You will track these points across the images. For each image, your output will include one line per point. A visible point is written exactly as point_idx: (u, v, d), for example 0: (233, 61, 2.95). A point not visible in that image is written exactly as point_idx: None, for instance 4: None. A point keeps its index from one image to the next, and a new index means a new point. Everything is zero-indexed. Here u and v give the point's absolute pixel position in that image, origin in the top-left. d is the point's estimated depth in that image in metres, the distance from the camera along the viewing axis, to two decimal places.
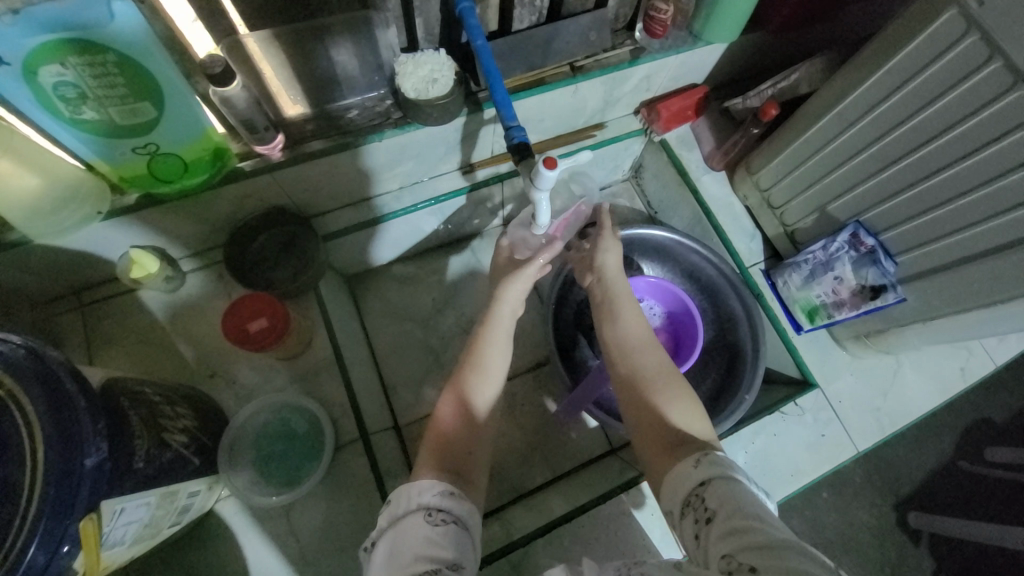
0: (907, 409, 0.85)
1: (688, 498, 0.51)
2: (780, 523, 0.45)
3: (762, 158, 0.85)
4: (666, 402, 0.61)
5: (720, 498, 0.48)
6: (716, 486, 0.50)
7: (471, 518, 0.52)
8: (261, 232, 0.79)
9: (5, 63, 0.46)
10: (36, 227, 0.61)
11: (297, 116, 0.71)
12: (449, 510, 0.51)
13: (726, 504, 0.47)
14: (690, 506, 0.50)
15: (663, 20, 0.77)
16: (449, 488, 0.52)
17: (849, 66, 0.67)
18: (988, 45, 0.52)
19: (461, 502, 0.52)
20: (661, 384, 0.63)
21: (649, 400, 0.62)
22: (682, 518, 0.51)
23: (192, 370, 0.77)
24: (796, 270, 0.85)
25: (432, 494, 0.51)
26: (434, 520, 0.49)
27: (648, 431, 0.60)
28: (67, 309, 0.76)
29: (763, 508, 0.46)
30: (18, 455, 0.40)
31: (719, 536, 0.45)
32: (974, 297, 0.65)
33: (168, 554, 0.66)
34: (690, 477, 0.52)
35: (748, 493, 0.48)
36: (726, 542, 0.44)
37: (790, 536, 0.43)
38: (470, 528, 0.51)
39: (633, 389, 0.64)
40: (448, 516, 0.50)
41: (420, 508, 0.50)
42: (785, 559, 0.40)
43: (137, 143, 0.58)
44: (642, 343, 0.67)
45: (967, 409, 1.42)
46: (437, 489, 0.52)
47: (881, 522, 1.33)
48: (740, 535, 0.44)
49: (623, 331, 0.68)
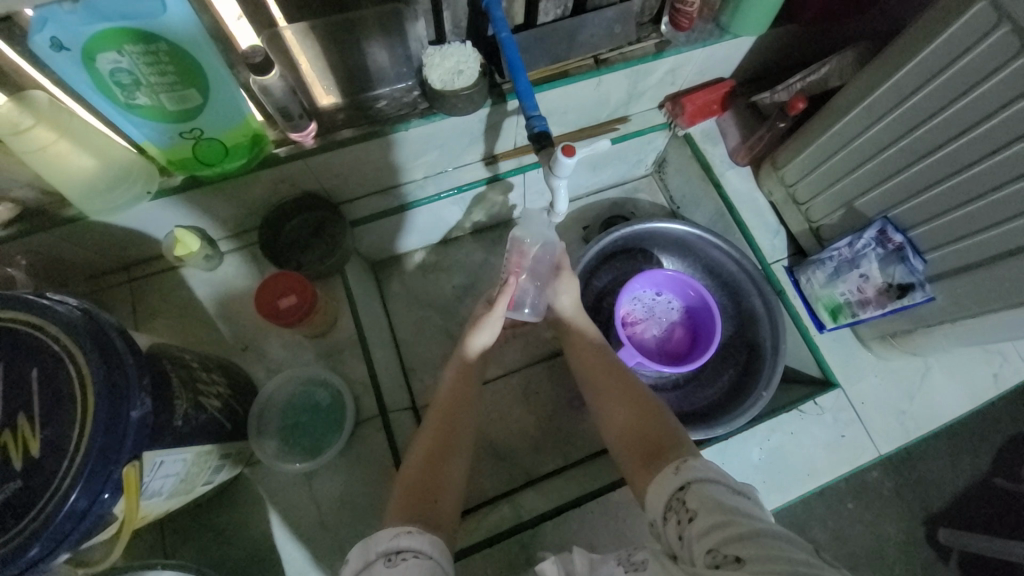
0: (934, 414, 0.82)
1: (670, 502, 0.52)
2: (758, 515, 0.48)
3: (788, 153, 0.84)
4: (649, 419, 0.64)
5: (701, 497, 0.50)
6: (696, 487, 0.51)
7: (437, 551, 0.52)
8: (293, 216, 0.83)
9: (68, 49, 0.51)
10: (94, 206, 0.66)
11: (330, 105, 0.74)
12: (408, 548, 0.51)
13: (707, 500, 0.49)
14: (672, 509, 0.51)
15: (689, 13, 0.77)
16: (404, 528, 0.53)
17: (879, 58, 0.66)
18: (1020, 36, 0.50)
19: (423, 536, 0.52)
20: (640, 405, 0.66)
21: (632, 420, 0.65)
22: (666, 522, 0.51)
23: (226, 343, 0.82)
24: (819, 267, 0.84)
25: (387, 540, 0.52)
26: (393, 563, 0.49)
27: (633, 450, 0.63)
28: (117, 283, 0.82)
29: (740, 501, 0.49)
30: (73, 405, 0.44)
31: (701, 532, 0.47)
32: (1005, 296, 0.63)
33: (200, 511, 0.71)
34: (671, 482, 0.53)
35: (725, 489, 0.50)
36: (708, 537, 0.46)
37: (765, 525, 0.46)
38: (438, 559, 0.52)
39: (617, 414, 0.68)
40: (408, 553, 0.50)
41: (378, 557, 0.50)
42: (766, 547, 0.43)
43: (183, 128, 0.63)
44: (620, 373, 0.72)
45: (1008, 423, 1.35)
46: (394, 532, 0.52)
47: (909, 535, 1.29)
48: (723, 529, 0.46)
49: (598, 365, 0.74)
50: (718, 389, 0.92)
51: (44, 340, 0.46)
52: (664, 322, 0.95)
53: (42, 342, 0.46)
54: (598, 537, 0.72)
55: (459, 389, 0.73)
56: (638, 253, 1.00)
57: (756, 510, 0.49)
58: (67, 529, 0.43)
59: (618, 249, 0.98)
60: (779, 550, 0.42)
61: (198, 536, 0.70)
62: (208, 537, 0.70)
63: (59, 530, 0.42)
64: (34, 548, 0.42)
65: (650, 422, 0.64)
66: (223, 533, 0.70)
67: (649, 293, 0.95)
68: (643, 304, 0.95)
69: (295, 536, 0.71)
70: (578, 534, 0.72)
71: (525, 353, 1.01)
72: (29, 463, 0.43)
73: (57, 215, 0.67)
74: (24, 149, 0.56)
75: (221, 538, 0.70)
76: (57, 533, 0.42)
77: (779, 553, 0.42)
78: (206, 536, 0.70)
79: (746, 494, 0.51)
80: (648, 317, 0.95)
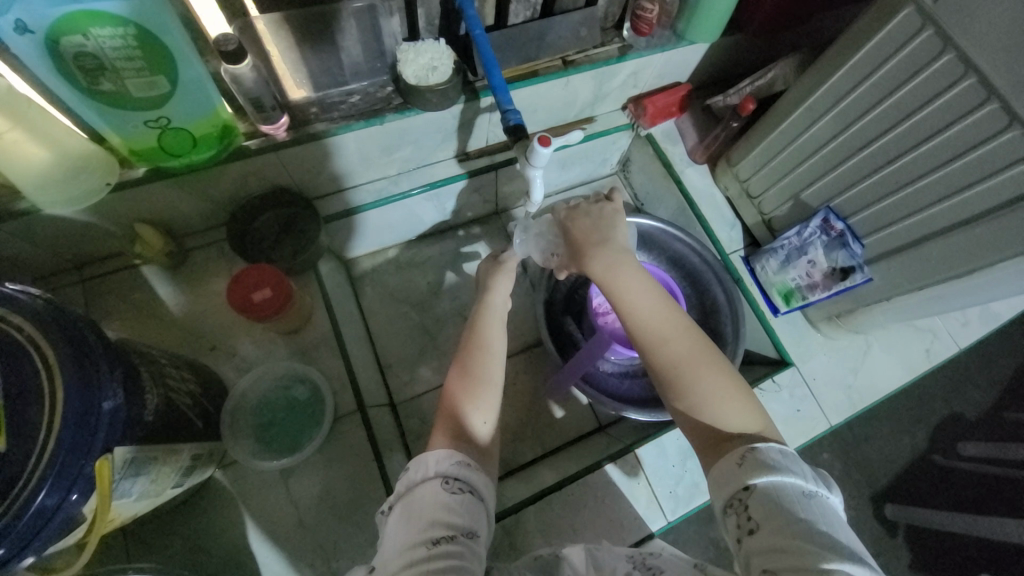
0: (877, 386, 0.90)
1: (730, 500, 0.50)
2: (829, 539, 0.44)
3: (741, 150, 0.91)
4: (705, 393, 0.58)
5: (768, 511, 0.47)
6: (764, 496, 0.48)
7: (486, 492, 0.52)
8: (262, 212, 0.81)
9: (32, 33, 0.48)
10: (47, 199, 0.63)
11: (301, 99, 0.73)
12: (466, 480, 0.51)
13: (774, 517, 0.46)
14: (732, 509, 0.50)
15: (649, 19, 0.82)
16: (464, 459, 0.52)
17: (817, 63, 0.73)
18: (941, 37, 0.58)
19: (478, 473, 0.52)
20: (693, 377, 0.58)
21: (687, 397, 0.58)
22: (725, 518, 0.50)
23: (192, 343, 0.79)
24: (772, 255, 0.90)
25: (448, 463, 0.51)
26: (451, 489, 0.49)
27: (690, 427, 0.59)
28: (69, 283, 0.78)
29: (815, 523, 0.46)
30: (41, 398, 0.42)
31: (760, 549, 0.45)
32: (933, 273, 0.70)
33: (168, 517, 0.68)
34: (733, 477, 0.51)
35: (797, 503, 0.47)
36: (770, 557, 0.44)
37: (836, 556, 0.43)
38: (484, 500, 0.52)
39: (664, 385, 0.60)
40: (465, 486, 0.50)
41: (435, 477, 0.50)
42: None
43: (149, 117, 0.61)
44: (664, 333, 0.60)
45: (940, 405, 1.48)
46: (454, 457, 0.52)
47: (858, 514, 1.38)
48: (785, 555, 0.44)
49: (637, 324, 0.60)
50: None
51: (6, 328, 0.43)
52: None
53: (5, 332, 0.43)
54: (580, 518, 0.74)
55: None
56: None
57: (830, 533, 0.45)
58: (32, 532, 0.40)
59: None
60: None
61: (165, 544, 0.66)
62: (177, 544, 0.67)
63: (23, 534, 0.39)
64: None
65: (707, 401, 0.58)
66: (196, 538, 0.68)
67: None
68: None
69: (274, 535, 0.69)
70: (561, 517, 0.73)
71: None
72: None
73: (7, 209, 0.63)
74: None
75: (191, 543, 0.67)
76: (22, 535, 0.39)
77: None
78: (176, 542, 0.67)
79: (818, 504, 0.48)
80: None
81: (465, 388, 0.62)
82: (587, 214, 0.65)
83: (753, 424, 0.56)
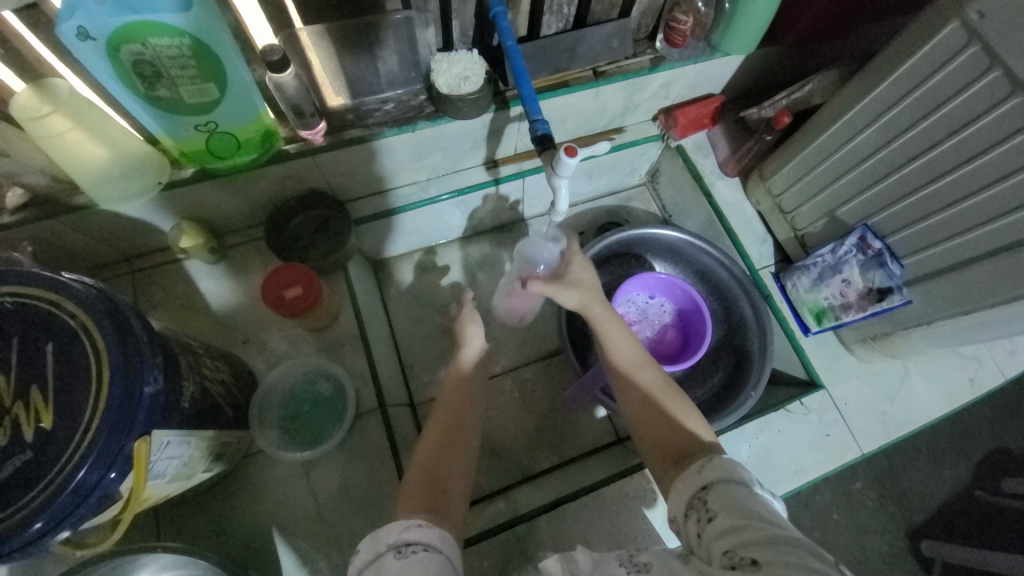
0: (913, 414, 0.86)
1: (691, 500, 0.52)
2: (780, 520, 0.46)
3: (774, 165, 0.89)
4: (672, 416, 0.62)
5: (723, 500, 0.49)
6: (719, 489, 0.50)
7: (446, 545, 0.51)
8: (297, 213, 0.85)
9: (94, 40, 0.52)
10: (105, 194, 0.67)
11: (338, 106, 0.76)
12: (416, 541, 0.50)
13: (728, 506, 0.48)
14: (694, 508, 0.51)
15: (683, 31, 0.81)
16: (413, 521, 0.51)
17: (858, 77, 0.71)
18: (988, 55, 0.55)
19: (433, 530, 0.51)
20: (664, 401, 0.63)
21: (656, 419, 0.62)
22: (686, 519, 0.51)
23: (228, 335, 0.84)
24: (805, 273, 0.88)
25: (403, 531, 0.50)
26: (403, 555, 0.48)
27: (657, 449, 0.61)
28: (119, 274, 0.83)
29: (767, 509, 0.47)
30: (88, 382, 0.45)
31: (719, 533, 0.46)
32: (979, 298, 0.67)
33: (197, 501, 0.71)
34: (693, 482, 0.53)
35: (748, 492, 0.49)
36: (727, 538, 0.45)
37: (788, 532, 0.44)
38: (446, 554, 0.50)
39: (637, 410, 0.65)
40: (417, 546, 0.49)
41: (388, 548, 0.49)
42: (782, 550, 0.42)
43: (199, 121, 0.65)
44: (640, 363, 0.67)
45: (984, 437, 1.39)
46: (405, 524, 0.51)
47: (893, 547, 1.31)
48: (742, 532, 0.45)
49: (617, 355, 0.68)
50: (708, 389, 0.95)
51: (61, 316, 0.46)
52: (656, 324, 0.98)
53: (59, 319, 0.47)
54: (592, 531, 0.73)
55: (460, 392, 0.72)
56: (632, 258, 1.03)
57: (780, 517, 0.47)
58: (72, 506, 0.43)
59: (613, 253, 1.01)
60: (803, 559, 0.41)
61: (192, 525, 0.70)
62: (203, 527, 0.70)
63: (63, 507, 0.42)
64: (35, 524, 0.42)
65: (674, 422, 0.61)
66: (220, 523, 0.71)
67: (642, 296, 0.98)
68: (636, 306, 0.98)
69: (293, 524, 0.72)
70: (572, 528, 0.73)
71: (519, 354, 1.03)
72: (38, 435, 0.44)
73: (67, 203, 0.68)
74: (40, 136, 0.57)
75: (216, 527, 0.70)
76: (62, 508, 0.42)
77: (801, 559, 0.41)
78: (202, 526, 0.70)
79: (767, 498, 0.50)
80: (642, 319, 0.97)
81: (453, 406, 0.70)
82: (590, 268, 0.73)
83: (714, 444, 0.58)
